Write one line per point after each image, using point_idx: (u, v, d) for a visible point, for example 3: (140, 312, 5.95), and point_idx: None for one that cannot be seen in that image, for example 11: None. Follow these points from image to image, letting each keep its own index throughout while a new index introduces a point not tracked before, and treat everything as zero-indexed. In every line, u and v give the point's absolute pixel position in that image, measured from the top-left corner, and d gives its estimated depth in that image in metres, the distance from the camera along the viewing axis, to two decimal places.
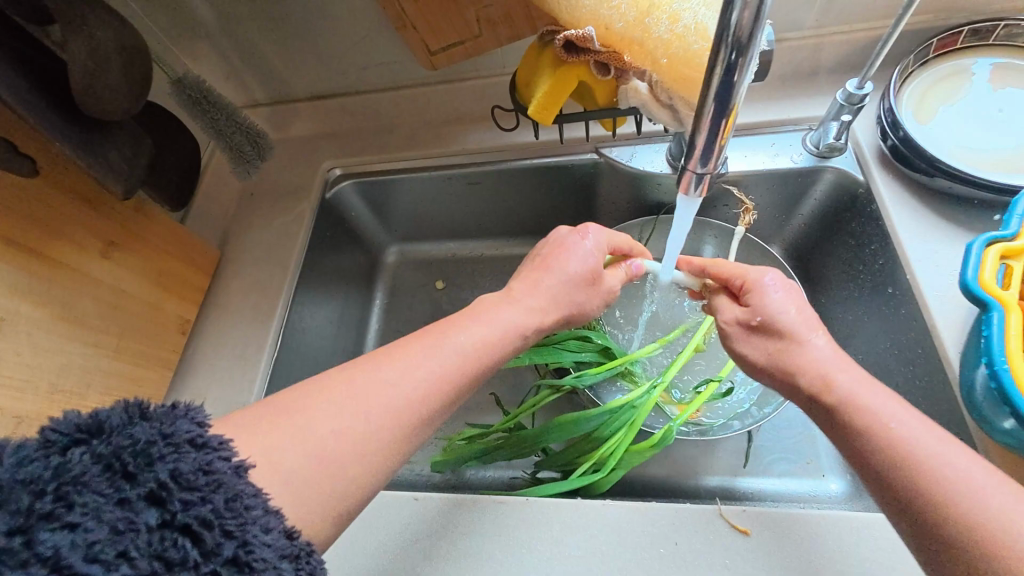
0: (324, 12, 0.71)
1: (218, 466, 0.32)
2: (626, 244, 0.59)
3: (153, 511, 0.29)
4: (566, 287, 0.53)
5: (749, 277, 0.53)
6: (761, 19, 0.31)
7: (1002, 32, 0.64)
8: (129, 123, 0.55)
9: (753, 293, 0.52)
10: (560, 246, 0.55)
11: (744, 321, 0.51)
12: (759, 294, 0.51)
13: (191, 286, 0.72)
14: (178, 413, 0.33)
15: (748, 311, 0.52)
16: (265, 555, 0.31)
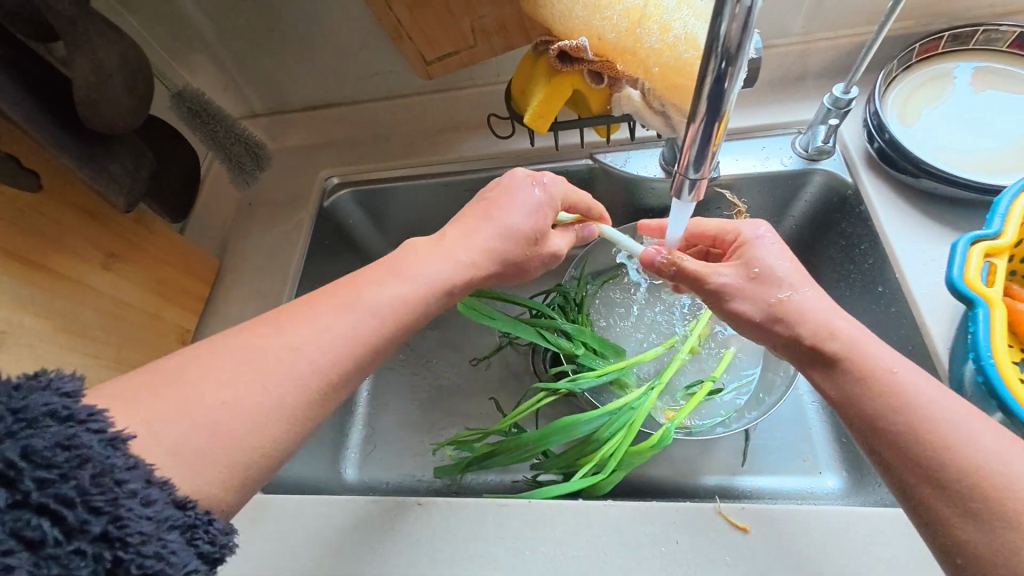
0: (321, 24, 0.73)
1: (89, 441, 0.32)
2: (584, 200, 0.60)
3: (4, 492, 0.29)
4: (503, 239, 0.51)
5: (744, 233, 0.54)
6: (749, 29, 0.33)
7: (982, 37, 0.66)
8: (131, 137, 0.56)
9: (750, 246, 0.52)
10: (509, 194, 0.54)
11: (743, 271, 0.51)
12: (755, 246, 0.52)
13: (191, 296, 0.72)
14: (38, 385, 0.32)
15: (745, 263, 0.51)
16: (142, 528, 0.32)
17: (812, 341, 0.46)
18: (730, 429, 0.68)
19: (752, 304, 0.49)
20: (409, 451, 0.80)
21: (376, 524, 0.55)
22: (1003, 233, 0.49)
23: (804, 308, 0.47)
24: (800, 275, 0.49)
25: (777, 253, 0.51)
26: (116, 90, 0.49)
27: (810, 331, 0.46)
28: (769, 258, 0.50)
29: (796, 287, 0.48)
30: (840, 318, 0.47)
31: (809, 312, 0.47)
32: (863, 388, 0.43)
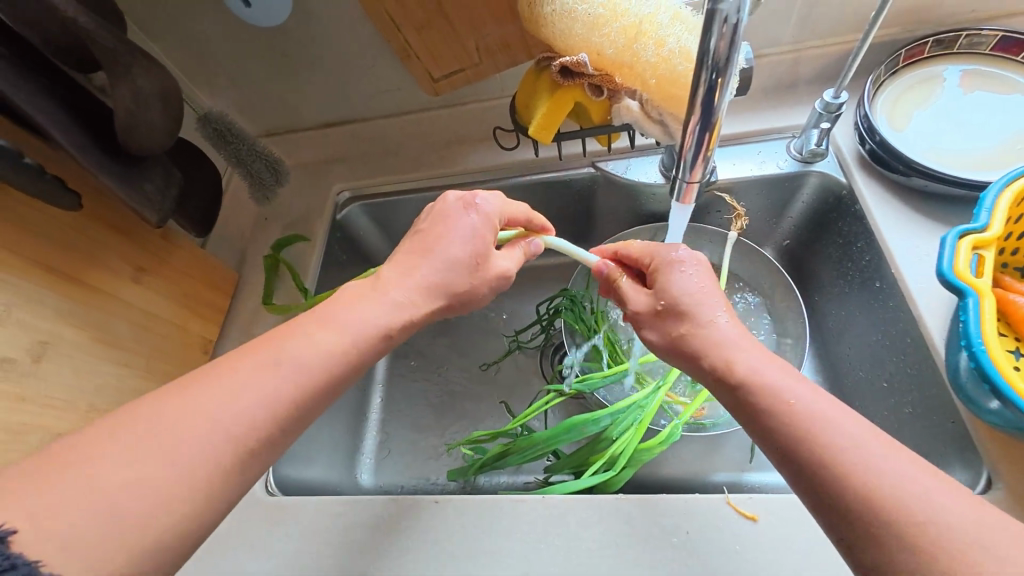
0: (333, 48, 0.77)
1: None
2: (523, 215, 0.62)
3: None
4: (445, 271, 0.51)
5: (657, 259, 0.54)
6: (736, 44, 0.36)
7: (965, 41, 0.69)
8: (162, 160, 0.59)
9: (660, 274, 0.52)
10: (445, 220, 0.54)
11: (653, 304, 0.51)
12: (665, 275, 0.52)
13: (214, 307, 0.75)
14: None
15: (654, 294, 0.52)
16: None
17: (715, 373, 0.45)
18: (735, 425, 0.70)
19: (659, 335, 0.50)
20: (423, 456, 0.82)
21: (395, 522, 0.57)
22: (990, 226, 0.51)
23: (704, 343, 0.47)
24: (722, 305, 0.48)
25: (689, 286, 0.50)
26: (150, 114, 0.52)
27: (709, 363, 0.46)
28: (677, 288, 0.50)
29: (709, 320, 0.47)
30: (749, 355, 0.45)
31: (720, 344, 0.46)
32: (784, 425, 0.40)
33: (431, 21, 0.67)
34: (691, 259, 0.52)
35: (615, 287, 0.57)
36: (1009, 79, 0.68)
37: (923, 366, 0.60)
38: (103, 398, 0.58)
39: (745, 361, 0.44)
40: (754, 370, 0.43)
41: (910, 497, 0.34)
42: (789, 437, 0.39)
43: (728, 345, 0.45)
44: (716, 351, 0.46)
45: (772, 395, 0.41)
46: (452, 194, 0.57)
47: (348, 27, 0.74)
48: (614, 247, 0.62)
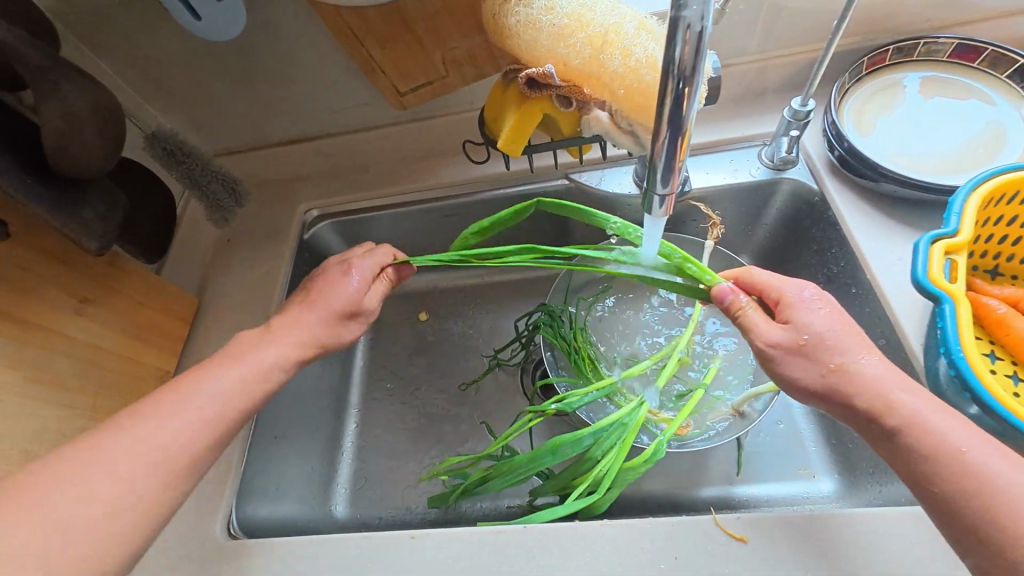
0: (294, 64, 0.74)
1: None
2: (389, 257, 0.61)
3: None
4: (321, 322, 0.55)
5: (786, 294, 0.50)
6: (701, 52, 0.34)
7: (924, 49, 0.70)
8: (102, 181, 0.55)
9: (791, 310, 0.49)
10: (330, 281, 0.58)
11: (789, 341, 0.48)
12: (797, 310, 0.49)
13: (170, 336, 0.71)
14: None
15: (789, 330, 0.48)
16: None
17: (867, 414, 0.44)
18: (721, 439, 0.68)
19: (814, 373, 0.46)
20: (402, 483, 0.78)
21: (369, 561, 0.55)
22: (960, 230, 0.50)
23: (867, 380, 0.44)
24: (866, 344, 0.47)
25: (830, 323, 0.47)
26: (85, 133, 0.49)
27: (864, 404, 0.44)
28: (820, 326, 0.47)
29: (851, 355, 0.46)
30: (907, 392, 0.44)
31: (874, 384, 0.44)
32: (946, 468, 0.40)
33: (393, 34, 0.65)
34: (821, 297, 0.49)
35: (740, 317, 0.52)
36: (967, 84, 0.70)
37: (902, 371, 0.60)
38: (40, 443, 0.53)
39: (900, 399, 0.43)
40: (910, 411, 0.43)
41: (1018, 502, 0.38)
42: (955, 489, 0.40)
43: (883, 384, 0.44)
44: (873, 391, 0.44)
45: (936, 437, 0.41)
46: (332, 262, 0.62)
47: (308, 41, 0.71)
48: (734, 272, 0.57)
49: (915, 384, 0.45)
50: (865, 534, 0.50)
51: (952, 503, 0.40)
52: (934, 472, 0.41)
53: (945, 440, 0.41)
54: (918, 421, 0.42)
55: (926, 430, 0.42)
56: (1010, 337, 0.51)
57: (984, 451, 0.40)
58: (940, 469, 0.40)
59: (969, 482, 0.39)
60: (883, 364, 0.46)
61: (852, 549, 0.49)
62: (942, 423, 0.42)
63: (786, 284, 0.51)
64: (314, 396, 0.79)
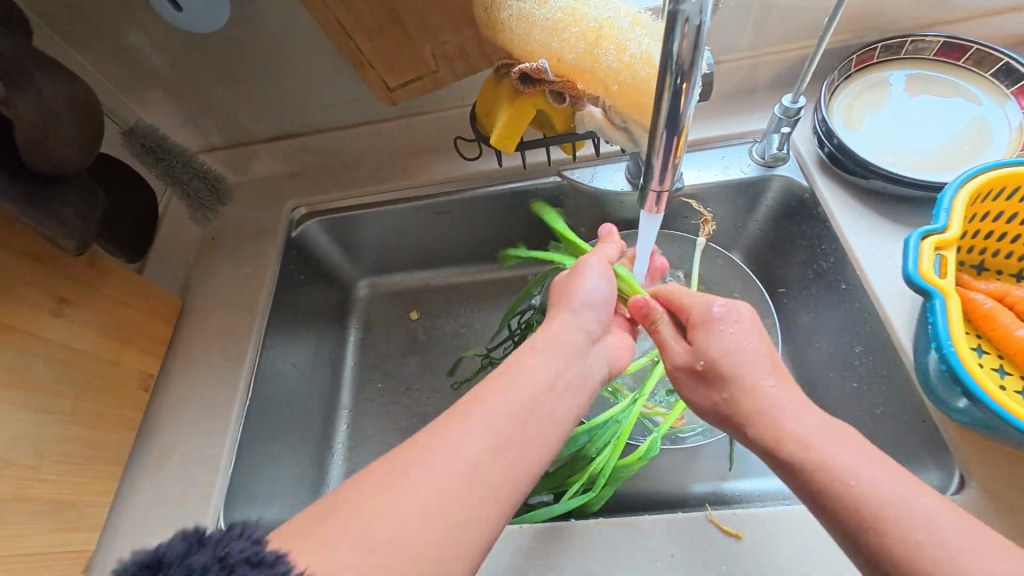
0: (280, 57, 0.72)
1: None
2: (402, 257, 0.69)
3: None
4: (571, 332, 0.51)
5: (694, 314, 0.50)
6: (699, 47, 0.34)
7: (910, 47, 0.71)
8: (81, 177, 0.53)
9: (697, 332, 0.49)
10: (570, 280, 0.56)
11: (689, 364, 0.49)
12: (702, 332, 0.49)
13: (152, 338, 0.69)
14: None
15: (692, 353, 0.49)
16: None
17: (759, 441, 0.44)
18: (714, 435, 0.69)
19: (718, 398, 0.47)
20: None
21: None
22: (950, 226, 0.51)
23: (765, 403, 0.44)
24: (770, 366, 0.46)
25: (730, 346, 0.47)
26: (62, 127, 0.47)
27: (755, 431, 0.44)
28: (712, 350, 0.47)
29: (745, 380, 0.45)
30: (798, 416, 0.43)
31: (765, 409, 0.44)
32: (836, 500, 0.38)
33: (383, 28, 0.64)
34: (728, 314, 0.48)
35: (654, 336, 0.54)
36: (952, 82, 0.71)
37: (892, 366, 0.60)
38: (17, 450, 0.51)
39: (789, 426, 0.42)
40: (796, 441, 0.41)
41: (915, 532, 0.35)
42: (851, 519, 0.38)
43: (774, 410, 0.43)
44: (761, 418, 0.44)
45: (829, 467, 0.39)
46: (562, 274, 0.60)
47: (295, 34, 0.69)
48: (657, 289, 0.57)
49: (814, 409, 0.43)
50: None
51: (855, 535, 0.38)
52: (826, 504, 0.39)
53: (834, 469, 0.39)
54: (804, 449, 0.41)
55: (816, 458, 0.40)
56: (995, 331, 0.52)
57: (893, 481, 0.38)
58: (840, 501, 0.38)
59: (864, 515, 0.37)
60: (786, 387, 0.45)
61: None
62: (840, 451, 0.40)
63: (696, 299, 0.51)
64: (304, 397, 0.77)
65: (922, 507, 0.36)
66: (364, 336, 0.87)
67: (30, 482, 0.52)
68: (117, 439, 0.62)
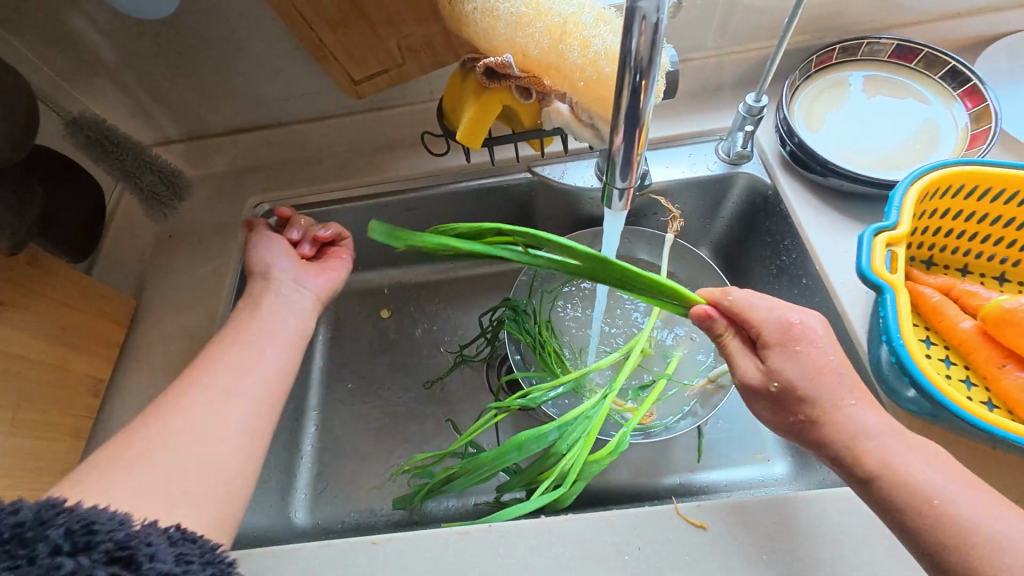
0: (236, 46, 0.69)
1: (144, 529, 0.34)
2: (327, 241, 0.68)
3: None
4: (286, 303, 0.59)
5: (768, 331, 0.47)
6: (657, 44, 0.34)
7: (866, 49, 0.73)
8: (10, 170, 0.50)
9: (774, 352, 0.46)
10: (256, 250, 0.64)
11: (762, 384, 0.47)
12: (782, 353, 0.46)
13: (102, 341, 0.66)
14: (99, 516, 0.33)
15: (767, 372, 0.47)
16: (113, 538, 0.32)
17: (844, 460, 0.44)
18: (682, 428, 0.70)
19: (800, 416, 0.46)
20: (365, 486, 0.76)
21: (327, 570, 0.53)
22: (899, 223, 0.53)
23: (853, 427, 0.44)
24: (850, 386, 0.46)
25: (815, 367, 0.45)
26: None
27: (838, 451, 0.44)
28: (793, 372, 0.46)
29: (829, 404, 0.45)
30: (887, 437, 0.44)
31: (851, 433, 0.44)
32: (922, 521, 0.40)
33: (344, 19, 0.62)
34: (810, 333, 0.46)
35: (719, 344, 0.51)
36: (906, 84, 0.73)
37: (849, 358, 0.63)
38: None
39: (873, 448, 0.43)
40: (881, 461, 0.43)
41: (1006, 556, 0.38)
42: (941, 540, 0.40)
43: (858, 432, 0.44)
44: (846, 441, 0.44)
45: (918, 487, 0.41)
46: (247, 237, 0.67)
47: (252, 23, 0.67)
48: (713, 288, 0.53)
49: (898, 428, 0.44)
50: (817, 515, 0.52)
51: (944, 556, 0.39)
52: (912, 524, 0.41)
53: (917, 486, 0.41)
54: (887, 471, 0.42)
55: (903, 481, 0.42)
56: (942, 324, 0.55)
57: (975, 505, 0.40)
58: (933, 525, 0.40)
59: (951, 538, 0.39)
60: (869, 406, 0.45)
61: (806, 530, 0.51)
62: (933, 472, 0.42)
63: (768, 314, 0.47)
64: None
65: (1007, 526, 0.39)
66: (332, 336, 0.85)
67: None
68: (64, 449, 0.59)
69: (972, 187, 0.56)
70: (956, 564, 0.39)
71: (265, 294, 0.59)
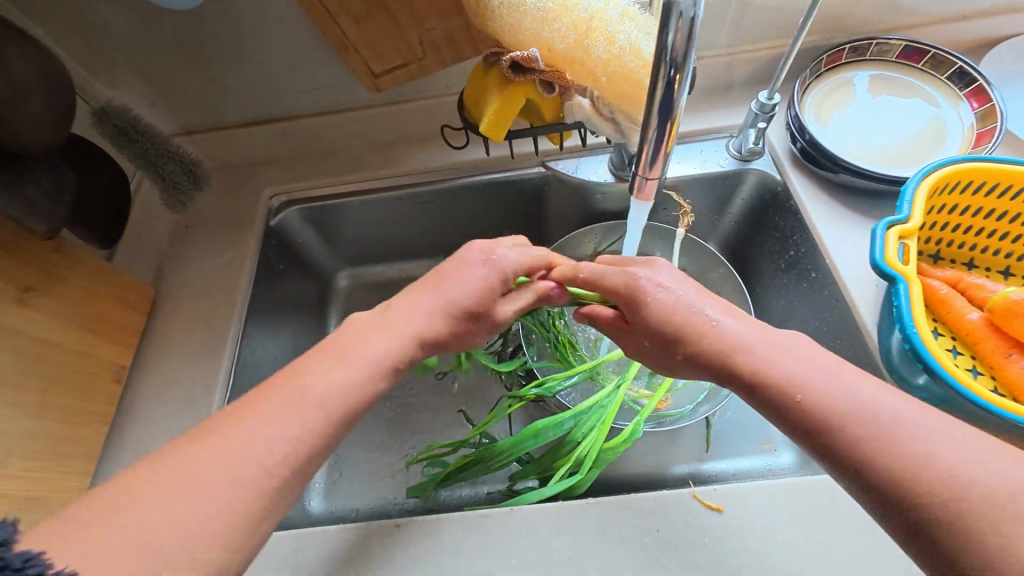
0: (257, 38, 0.70)
1: None
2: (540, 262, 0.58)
3: None
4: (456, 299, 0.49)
5: (626, 287, 0.50)
6: (692, 39, 0.35)
7: (875, 49, 0.75)
8: (50, 159, 0.51)
9: (634, 302, 0.49)
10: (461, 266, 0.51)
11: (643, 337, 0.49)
12: (638, 302, 0.48)
13: (125, 328, 0.67)
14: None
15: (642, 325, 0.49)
16: None
17: (729, 381, 0.44)
18: (693, 417, 0.71)
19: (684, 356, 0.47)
20: (381, 475, 0.77)
21: (352, 552, 0.54)
22: (911, 217, 0.54)
23: (725, 344, 0.44)
24: (711, 311, 0.46)
25: (664, 311, 0.47)
26: (33, 104, 0.45)
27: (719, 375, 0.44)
28: (652, 316, 0.48)
29: (701, 329, 0.45)
30: (753, 344, 0.44)
31: (723, 351, 0.44)
32: (794, 421, 0.40)
33: (368, 12, 0.63)
34: (653, 281, 0.49)
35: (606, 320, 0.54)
36: (912, 84, 0.75)
37: (858, 349, 0.64)
38: None
39: (752, 359, 0.43)
40: (759, 372, 0.42)
41: (901, 438, 0.36)
42: (848, 439, 0.38)
43: (734, 349, 0.44)
44: (722, 361, 0.44)
45: (782, 386, 0.41)
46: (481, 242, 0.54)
47: (274, 15, 0.67)
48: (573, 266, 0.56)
49: (770, 340, 0.44)
50: (828, 499, 0.54)
51: (854, 457, 0.37)
52: (801, 425, 0.40)
53: (798, 384, 0.41)
54: (763, 378, 0.42)
55: (775, 384, 0.41)
56: (950, 315, 0.57)
57: (862, 392, 0.39)
58: (814, 417, 0.39)
59: (849, 430, 0.38)
60: (738, 323, 0.46)
61: (818, 514, 0.53)
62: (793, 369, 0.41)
63: (618, 277, 0.50)
64: None
65: (882, 404, 0.38)
66: None
67: None
68: (89, 434, 0.60)
69: (980, 183, 0.58)
70: (840, 454, 0.38)
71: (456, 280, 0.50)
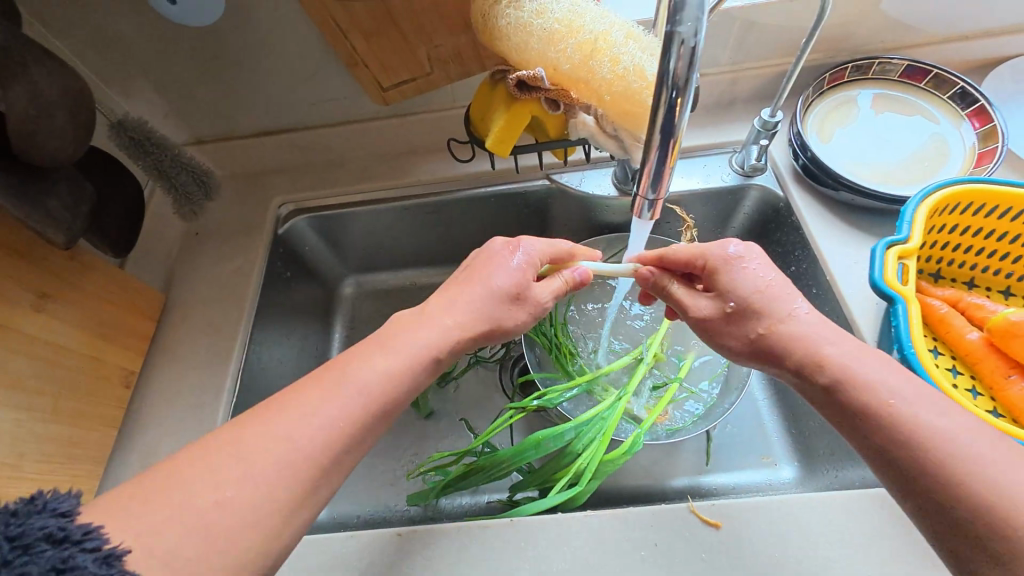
0: (270, 52, 0.72)
1: (50, 517, 0.31)
2: (564, 253, 0.59)
3: None
4: (487, 300, 0.51)
5: (711, 258, 0.52)
6: (693, 66, 0.36)
7: (877, 68, 0.76)
8: (70, 171, 0.53)
9: (719, 274, 0.51)
10: (490, 258, 0.54)
11: (720, 308, 0.51)
12: (726, 274, 0.51)
13: (135, 334, 0.68)
14: (34, 509, 0.31)
15: (720, 298, 0.52)
16: (38, 532, 0.30)
17: (808, 366, 0.45)
18: (694, 429, 0.71)
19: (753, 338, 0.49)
20: (381, 482, 0.77)
21: (354, 560, 0.55)
22: (911, 237, 0.55)
23: (814, 325, 0.47)
24: (796, 296, 0.49)
25: (753, 284, 0.50)
26: (56, 120, 0.47)
27: (797, 360, 0.46)
28: (741, 290, 0.50)
29: (786, 311, 0.48)
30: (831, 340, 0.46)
31: (805, 336, 0.46)
32: (875, 424, 0.41)
33: (380, 29, 0.65)
34: (743, 251, 0.52)
35: (667, 295, 0.56)
36: (914, 102, 0.76)
37: None
38: None
39: (830, 353, 0.45)
40: (843, 365, 0.44)
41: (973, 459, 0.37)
42: (913, 454, 0.39)
43: (816, 336, 0.46)
44: (805, 346, 0.46)
45: (868, 389, 0.42)
46: (497, 239, 0.57)
47: (287, 30, 0.69)
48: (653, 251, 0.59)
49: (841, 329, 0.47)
50: (826, 516, 0.54)
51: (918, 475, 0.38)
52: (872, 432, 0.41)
53: (874, 389, 0.42)
54: (846, 377, 0.43)
55: (858, 383, 0.42)
56: (949, 335, 0.57)
57: (937, 411, 0.40)
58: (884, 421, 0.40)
59: (922, 445, 0.38)
60: (811, 309, 0.48)
61: (814, 530, 0.53)
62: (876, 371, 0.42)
63: (710, 247, 0.53)
64: None
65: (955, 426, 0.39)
66: (349, 334, 0.87)
67: (8, 481, 0.50)
68: (99, 438, 0.61)
69: (980, 204, 0.58)
70: (903, 460, 0.39)
71: (473, 281, 0.52)
